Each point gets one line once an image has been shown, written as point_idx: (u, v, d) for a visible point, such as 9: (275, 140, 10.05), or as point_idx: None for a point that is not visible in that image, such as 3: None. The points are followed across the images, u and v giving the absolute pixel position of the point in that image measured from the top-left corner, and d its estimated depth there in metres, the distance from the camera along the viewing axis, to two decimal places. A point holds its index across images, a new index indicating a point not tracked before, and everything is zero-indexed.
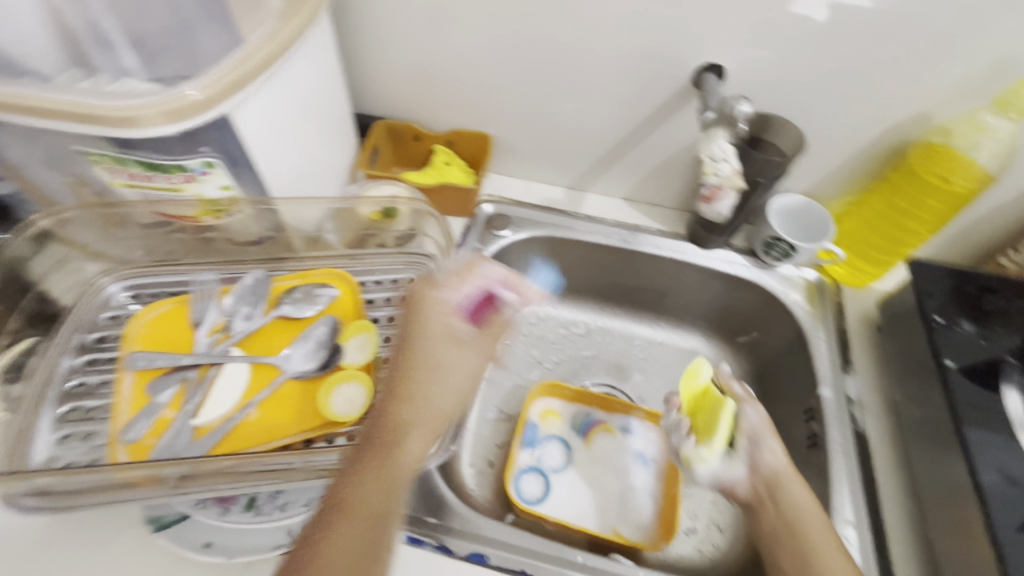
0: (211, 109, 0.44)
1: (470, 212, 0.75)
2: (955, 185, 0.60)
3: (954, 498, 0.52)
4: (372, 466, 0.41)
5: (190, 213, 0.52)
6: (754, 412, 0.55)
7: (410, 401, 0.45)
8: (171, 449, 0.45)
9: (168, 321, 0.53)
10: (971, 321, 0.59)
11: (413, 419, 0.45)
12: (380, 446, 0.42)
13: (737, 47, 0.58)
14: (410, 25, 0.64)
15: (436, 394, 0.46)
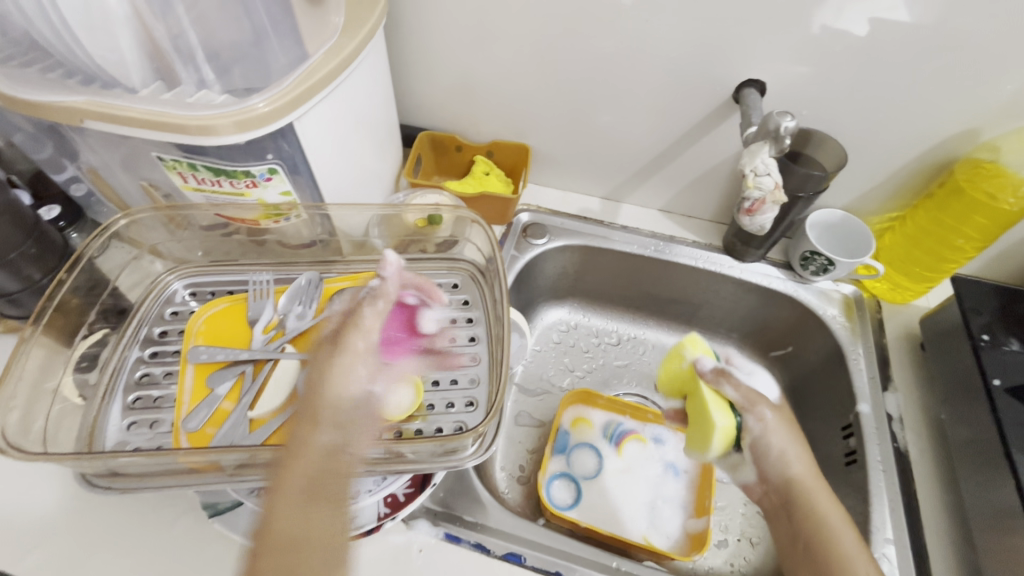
0: (276, 120, 0.47)
1: (508, 219, 0.77)
2: (1003, 203, 0.59)
3: (1002, 521, 0.50)
4: (304, 496, 0.41)
5: (251, 217, 0.55)
6: (758, 421, 0.49)
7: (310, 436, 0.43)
8: (229, 438, 0.47)
9: (225, 318, 0.55)
10: (1019, 341, 0.59)
11: (315, 454, 0.43)
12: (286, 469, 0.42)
13: (780, 63, 0.59)
14: (457, 41, 0.67)
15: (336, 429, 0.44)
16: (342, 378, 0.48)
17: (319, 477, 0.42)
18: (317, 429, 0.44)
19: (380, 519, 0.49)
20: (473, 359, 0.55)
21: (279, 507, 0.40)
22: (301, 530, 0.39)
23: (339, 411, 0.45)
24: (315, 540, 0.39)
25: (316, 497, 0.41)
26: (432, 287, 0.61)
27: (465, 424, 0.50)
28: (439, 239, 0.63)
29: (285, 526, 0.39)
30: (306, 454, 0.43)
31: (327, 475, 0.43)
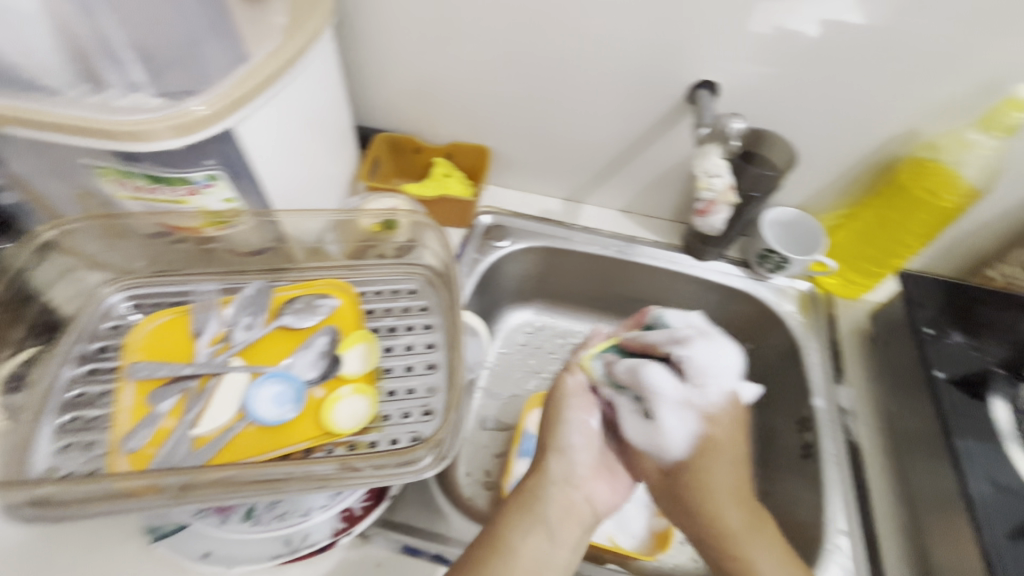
0: (216, 125, 0.45)
1: (469, 222, 0.76)
2: (944, 200, 0.62)
3: (945, 507, 0.52)
4: (511, 519, 0.50)
5: (192, 225, 0.53)
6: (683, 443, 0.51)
7: (545, 471, 0.54)
8: (170, 459, 0.45)
9: (168, 331, 0.53)
10: (961, 332, 0.61)
11: (553, 486, 0.53)
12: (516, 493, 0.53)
13: (732, 65, 0.59)
14: (413, 40, 0.65)
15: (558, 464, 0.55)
16: (582, 426, 0.56)
17: (526, 507, 0.51)
18: (549, 461, 0.55)
19: (336, 535, 0.48)
20: (431, 367, 0.54)
21: (502, 527, 0.50)
22: (498, 548, 0.47)
23: (559, 446, 0.56)
24: (511, 554, 0.47)
25: (518, 521, 0.50)
26: (388, 293, 0.60)
27: (420, 434, 0.49)
28: (396, 244, 0.61)
29: (501, 543, 0.48)
30: (533, 484, 0.53)
31: (557, 504, 0.52)
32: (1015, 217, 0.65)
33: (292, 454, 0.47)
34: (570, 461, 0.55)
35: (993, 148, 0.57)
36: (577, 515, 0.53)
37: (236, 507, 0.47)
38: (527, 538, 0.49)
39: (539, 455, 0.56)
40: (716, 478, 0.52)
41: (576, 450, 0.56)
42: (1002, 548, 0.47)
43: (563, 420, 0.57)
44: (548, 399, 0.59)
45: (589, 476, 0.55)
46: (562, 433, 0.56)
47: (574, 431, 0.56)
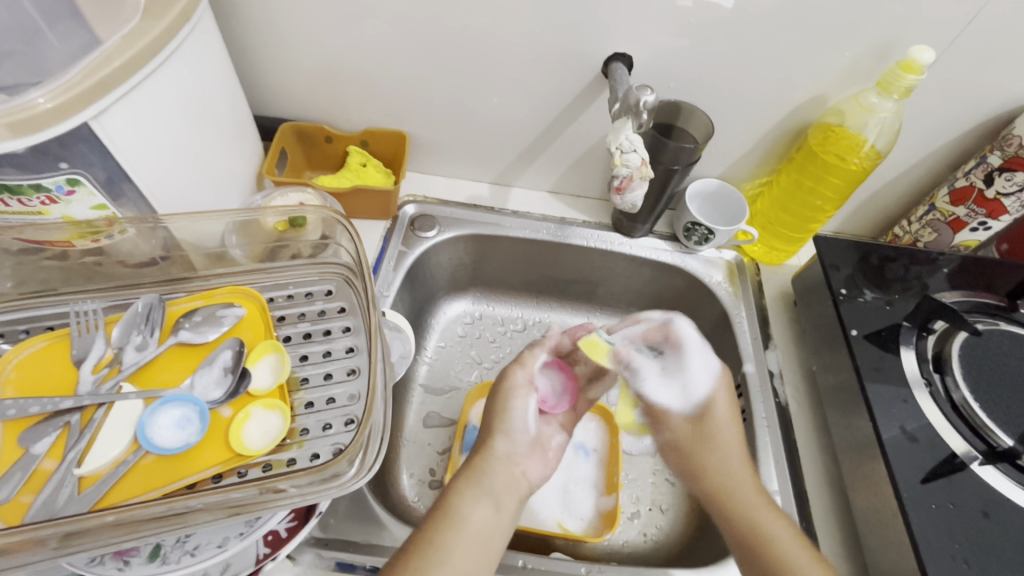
0: (68, 119, 0.39)
1: (392, 214, 0.72)
2: (851, 163, 0.64)
3: (863, 456, 0.55)
4: (452, 490, 0.48)
5: (59, 238, 0.47)
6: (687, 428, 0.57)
7: (489, 451, 0.51)
8: (51, 507, 0.40)
9: (44, 360, 0.47)
10: (873, 290, 0.64)
11: (494, 462, 0.51)
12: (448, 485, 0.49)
13: (644, 37, 0.58)
14: (309, 20, 0.60)
15: (504, 448, 0.52)
16: (523, 406, 0.55)
17: (474, 481, 0.49)
18: (492, 441, 0.52)
19: (259, 562, 0.44)
20: (352, 372, 0.51)
21: (448, 497, 0.47)
22: (444, 518, 0.45)
23: (504, 429, 0.53)
24: (458, 522, 0.45)
25: (462, 490, 0.48)
26: (301, 297, 0.55)
27: (343, 446, 0.46)
28: (310, 241, 0.57)
29: (444, 512, 0.46)
30: (475, 462, 0.50)
31: (502, 484, 0.50)
32: (916, 173, 0.69)
33: (199, 483, 0.43)
34: (513, 441, 0.53)
35: (890, 111, 0.59)
36: (516, 490, 0.51)
37: (138, 548, 0.42)
38: (472, 506, 0.47)
39: (485, 435, 0.53)
40: (712, 451, 0.55)
41: (517, 433, 0.53)
42: (914, 490, 0.50)
43: (509, 402, 0.55)
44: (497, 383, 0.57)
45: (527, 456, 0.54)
46: (508, 415, 0.54)
47: (519, 412, 0.54)
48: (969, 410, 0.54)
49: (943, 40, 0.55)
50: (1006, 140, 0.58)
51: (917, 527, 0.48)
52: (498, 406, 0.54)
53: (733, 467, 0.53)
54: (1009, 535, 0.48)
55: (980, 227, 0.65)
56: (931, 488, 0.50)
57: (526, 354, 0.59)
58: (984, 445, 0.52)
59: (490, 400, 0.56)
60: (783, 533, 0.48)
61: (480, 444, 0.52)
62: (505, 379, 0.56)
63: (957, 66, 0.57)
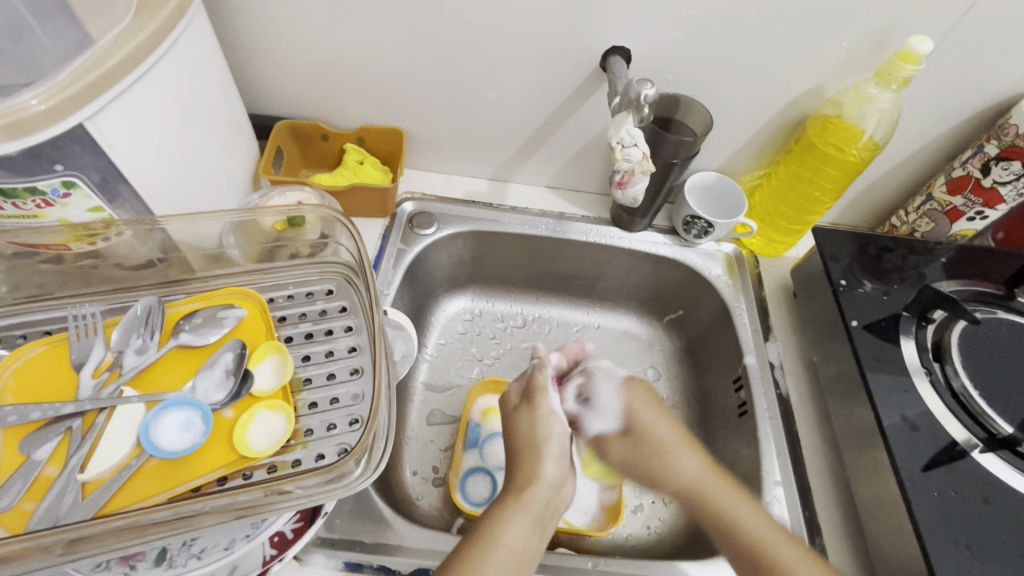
0: (59, 121, 0.39)
1: (390, 211, 0.71)
2: (850, 154, 0.64)
3: (865, 446, 0.55)
4: (496, 511, 0.47)
5: (55, 241, 0.46)
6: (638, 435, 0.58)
7: (535, 478, 0.49)
8: (55, 513, 0.39)
9: (42, 367, 0.46)
10: (872, 281, 0.64)
11: (541, 488, 0.48)
12: (485, 516, 0.47)
13: (642, 31, 0.58)
14: (304, 16, 0.59)
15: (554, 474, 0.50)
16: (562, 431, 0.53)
17: (518, 505, 0.47)
18: (540, 467, 0.50)
19: (266, 564, 0.44)
20: (355, 372, 0.50)
21: (491, 519, 0.46)
22: (485, 540, 0.44)
23: (551, 452, 0.51)
24: (502, 549, 0.44)
25: (500, 510, 0.46)
26: (302, 297, 0.55)
27: (349, 446, 0.46)
28: (309, 241, 0.57)
29: (487, 536, 0.44)
30: (522, 491, 0.48)
31: (546, 510, 0.48)
32: (913, 163, 0.69)
33: (204, 486, 0.42)
34: (559, 466, 0.51)
35: (888, 101, 0.59)
36: (555, 511, 0.49)
37: (144, 552, 0.42)
38: (514, 529, 0.45)
39: (527, 460, 0.50)
40: (668, 430, 0.57)
41: (558, 455, 0.51)
42: (915, 478, 0.50)
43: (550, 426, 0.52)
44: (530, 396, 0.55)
45: (567, 479, 0.51)
46: (551, 438, 0.51)
47: (560, 437, 0.52)
48: (969, 398, 0.55)
49: (940, 29, 0.55)
50: (1003, 129, 0.58)
51: (920, 515, 0.48)
52: (535, 430, 0.52)
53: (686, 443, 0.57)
54: (1007, 520, 0.48)
55: (977, 216, 0.65)
56: (932, 476, 0.50)
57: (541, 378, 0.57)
58: (984, 432, 0.53)
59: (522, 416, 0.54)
60: (764, 528, 0.50)
61: (520, 476, 0.49)
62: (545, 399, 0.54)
63: (955, 55, 0.57)
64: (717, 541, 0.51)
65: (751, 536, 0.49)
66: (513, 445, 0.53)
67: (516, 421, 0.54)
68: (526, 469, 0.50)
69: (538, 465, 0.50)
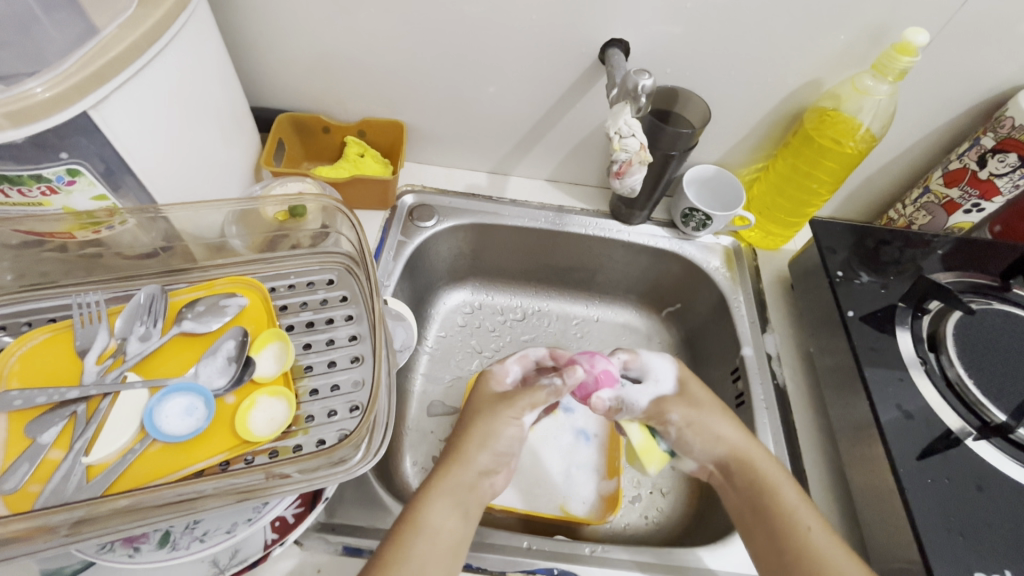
0: (65, 109, 0.39)
1: (391, 204, 0.72)
2: (847, 146, 0.65)
3: (861, 436, 0.56)
4: (422, 494, 0.47)
5: (59, 230, 0.46)
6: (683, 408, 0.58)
7: (468, 462, 0.50)
8: (61, 495, 0.40)
9: (46, 354, 0.47)
10: (869, 272, 0.64)
11: (468, 472, 0.49)
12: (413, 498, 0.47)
13: (641, 24, 0.58)
14: (305, 9, 0.60)
15: (485, 462, 0.51)
16: (512, 434, 0.53)
17: (445, 489, 0.47)
18: (470, 452, 0.51)
19: (268, 547, 0.45)
20: (356, 359, 0.51)
21: (416, 503, 0.46)
22: (410, 528, 0.44)
23: (488, 443, 0.51)
24: (428, 532, 0.44)
25: (424, 496, 0.47)
26: (303, 286, 0.56)
27: (349, 431, 0.46)
28: (309, 231, 0.57)
29: (412, 521, 0.44)
30: (451, 472, 0.49)
31: (469, 494, 0.48)
32: (910, 157, 0.70)
33: (207, 470, 0.43)
34: (493, 456, 0.51)
35: (885, 93, 0.59)
36: (480, 497, 0.50)
37: (148, 534, 0.43)
38: (441, 512, 0.45)
39: (456, 447, 0.51)
40: (713, 413, 0.57)
41: (500, 451, 0.52)
42: (910, 466, 0.51)
43: (504, 427, 0.52)
44: (496, 396, 0.55)
45: (500, 470, 0.53)
46: (499, 436, 0.52)
47: (510, 439, 0.53)
48: (964, 387, 0.55)
49: (937, 23, 0.56)
50: (1000, 122, 0.59)
51: (913, 502, 0.49)
52: (490, 422, 0.52)
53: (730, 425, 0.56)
54: (1000, 507, 0.49)
55: (974, 208, 0.66)
56: (927, 464, 0.51)
57: (539, 393, 0.55)
58: (978, 420, 0.54)
59: (478, 415, 0.54)
60: (795, 499, 0.50)
61: (452, 460, 0.50)
62: (507, 403, 0.54)
63: (952, 48, 0.58)
64: (745, 497, 0.52)
65: (780, 506, 0.49)
66: (457, 430, 0.53)
67: (468, 415, 0.54)
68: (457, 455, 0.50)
69: (471, 453, 0.50)
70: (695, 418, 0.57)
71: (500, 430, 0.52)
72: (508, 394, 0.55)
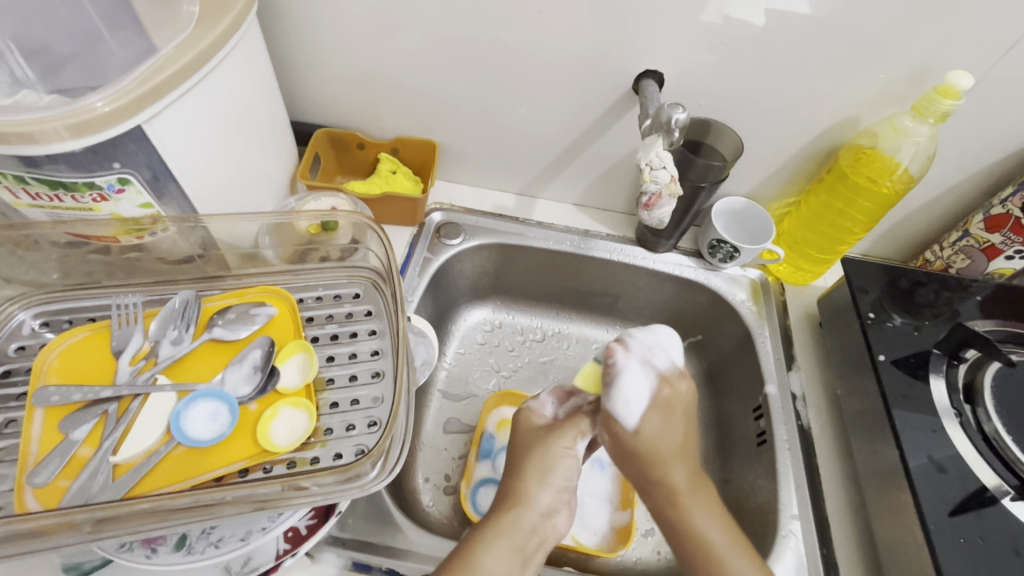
0: (120, 122, 0.41)
1: (419, 220, 0.73)
2: (883, 185, 0.64)
3: (888, 485, 0.54)
4: (479, 538, 0.44)
5: (105, 234, 0.48)
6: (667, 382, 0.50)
7: (529, 502, 0.46)
8: (86, 492, 0.41)
9: (84, 350, 0.49)
10: (902, 315, 0.63)
11: (533, 515, 0.45)
12: (471, 538, 0.44)
13: (675, 56, 0.59)
14: (349, 31, 0.62)
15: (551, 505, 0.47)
16: (566, 465, 0.48)
17: (503, 532, 0.44)
18: (530, 490, 0.46)
19: (279, 558, 0.45)
20: (376, 375, 0.52)
21: (471, 546, 0.43)
22: None
23: (541, 474, 0.47)
24: None
25: (483, 540, 0.43)
26: (330, 299, 0.57)
27: (366, 447, 0.47)
28: (339, 245, 0.58)
29: (469, 568, 0.42)
30: (513, 511, 0.45)
31: (530, 539, 0.45)
32: (949, 198, 0.68)
33: (227, 476, 0.44)
34: (556, 494, 0.47)
35: (925, 135, 0.58)
36: (542, 538, 0.46)
37: (166, 536, 0.44)
38: (497, 560, 0.43)
39: (513, 483, 0.47)
40: (675, 413, 0.49)
41: (561, 486, 0.47)
42: (941, 521, 0.49)
43: (560, 458, 0.48)
44: (542, 427, 0.51)
45: (562, 508, 0.48)
46: (555, 469, 0.48)
47: (568, 470, 0.48)
48: (1002, 442, 0.52)
49: (983, 65, 0.55)
50: None
51: (943, 560, 0.47)
52: (546, 454, 0.48)
53: (669, 428, 0.48)
54: None
55: (1016, 254, 0.63)
56: (959, 521, 0.49)
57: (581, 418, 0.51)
58: (1017, 480, 0.51)
59: (528, 450, 0.49)
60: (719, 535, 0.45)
61: (510, 494, 0.46)
62: (556, 433, 0.50)
63: (996, 91, 0.57)
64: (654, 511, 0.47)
65: (693, 533, 0.45)
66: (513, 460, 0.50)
67: (520, 442, 0.51)
68: (522, 494, 0.46)
69: (536, 494, 0.46)
70: (659, 439, 0.48)
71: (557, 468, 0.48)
72: (554, 425, 0.51)
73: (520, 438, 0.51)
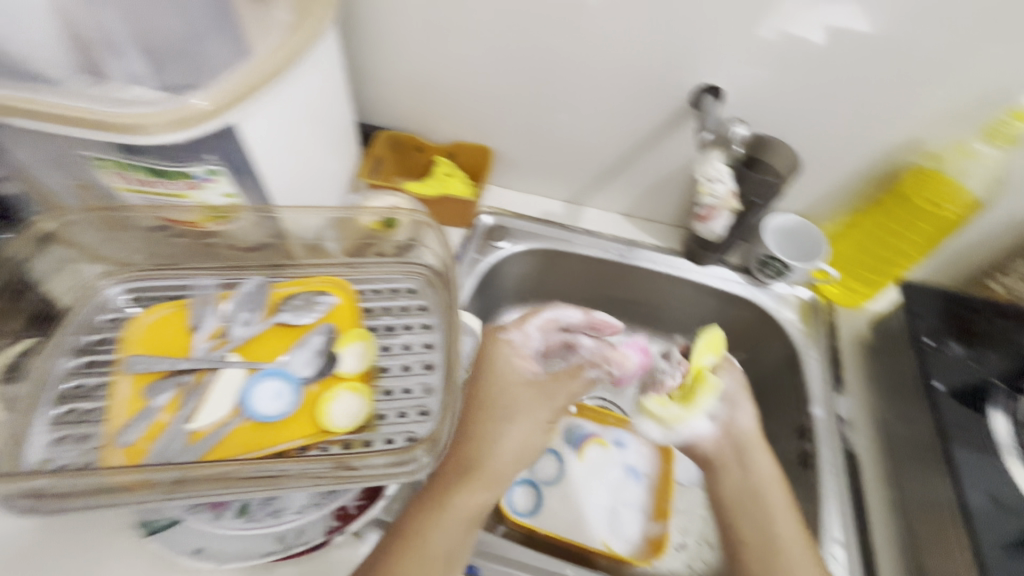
0: (215, 118, 0.45)
1: (470, 222, 0.75)
2: (946, 211, 0.61)
3: (942, 519, 0.52)
4: (427, 508, 0.46)
5: (189, 219, 0.53)
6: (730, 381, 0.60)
7: (483, 479, 0.48)
8: (165, 454, 0.45)
9: (164, 325, 0.53)
10: (960, 343, 0.61)
11: (471, 494, 0.47)
12: (426, 505, 0.46)
13: (734, 73, 0.59)
14: (417, 39, 0.65)
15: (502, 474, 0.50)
16: (529, 442, 0.51)
17: (450, 506, 0.46)
18: (484, 465, 0.49)
19: (329, 534, 0.47)
20: (428, 367, 0.54)
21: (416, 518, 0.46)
22: (413, 544, 0.44)
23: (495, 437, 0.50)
24: (431, 549, 0.44)
25: (432, 511, 0.46)
26: (387, 292, 0.60)
27: (416, 435, 0.49)
28: (396, 242, 0.61)
29: (417, 537, 0.44)
30: (468, 486, 0.47)
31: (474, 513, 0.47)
32: (1017, 226, 0.65)
33: (286, 451, 0.47)
34: (505, 469, 0.50)
35: (995, 158, 0.58)
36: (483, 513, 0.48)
37: (229, 503, 0.47)
38: (446, 532, 0.45)
39: (468, 443, 0.50)
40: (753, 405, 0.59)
41: (514, 464, 0.51)
42: (998, 559, 0.47)
43: (510, 436, 0.51)
44: (527, 386, 0.54)
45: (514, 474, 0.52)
46: (503, 445, 0.50)
47: (515, 443, 0.51)
48: None
49: None
50: None
51: None
52: (507, 438, 0.50)
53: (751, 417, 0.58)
54: None
55: None
56: (1017, 561, 0.47)
57: (575, 383, 0.57)
58: None
59: (489, 421, 0.51)
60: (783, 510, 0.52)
61: (465, 467, 0.49)
62: (542, 402, 0.53)
63: None
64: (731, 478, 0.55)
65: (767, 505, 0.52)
66: (464, 426, 0.51)
67: (482, 402, 0.52)
68: (472, 466, 0.49)
69: (475, 469, 0.49)
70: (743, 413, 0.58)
71: (510, 432, 0.51)
72: (538, 380, 0.55)
73: (470, 402, 0.53)
